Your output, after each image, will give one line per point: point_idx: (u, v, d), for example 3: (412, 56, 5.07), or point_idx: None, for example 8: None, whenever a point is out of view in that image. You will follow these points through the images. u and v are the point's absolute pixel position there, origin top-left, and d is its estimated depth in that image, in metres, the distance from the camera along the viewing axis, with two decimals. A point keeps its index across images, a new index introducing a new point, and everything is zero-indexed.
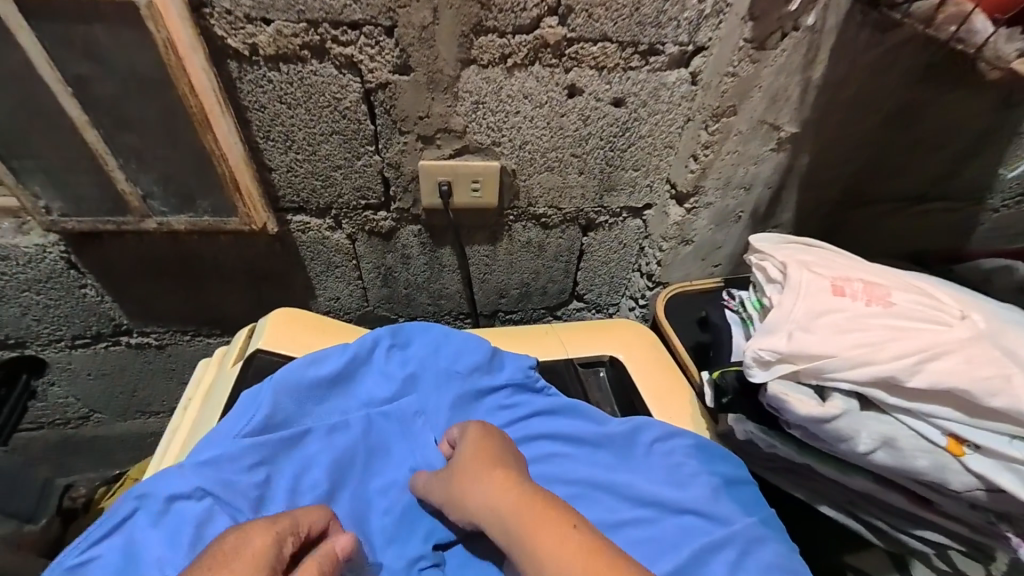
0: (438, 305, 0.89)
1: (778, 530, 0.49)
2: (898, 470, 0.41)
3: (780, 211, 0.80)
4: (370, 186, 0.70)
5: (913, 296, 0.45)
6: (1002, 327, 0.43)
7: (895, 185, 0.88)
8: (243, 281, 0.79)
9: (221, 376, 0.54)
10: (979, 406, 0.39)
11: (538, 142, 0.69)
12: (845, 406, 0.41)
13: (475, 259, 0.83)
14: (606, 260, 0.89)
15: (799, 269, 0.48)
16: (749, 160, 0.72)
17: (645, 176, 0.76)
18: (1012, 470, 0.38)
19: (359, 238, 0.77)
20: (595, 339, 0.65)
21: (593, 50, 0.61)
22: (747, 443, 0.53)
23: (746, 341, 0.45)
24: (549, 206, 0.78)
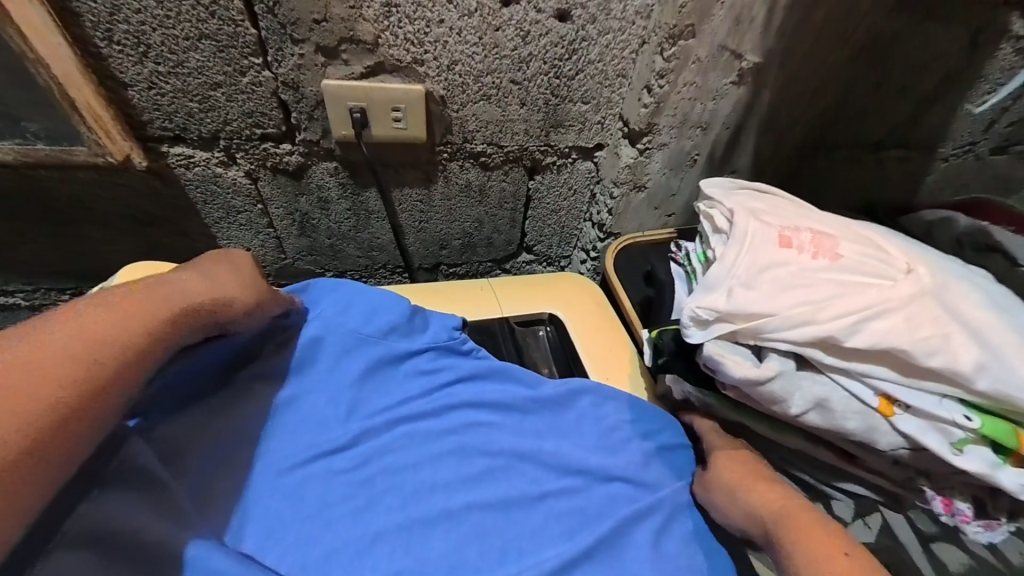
0: (370, 258, 0.80)
1: None
2: (828, 430, 0.39)
3: (738, 155, 0.74)
4: (265, 112, 0.57)
5: (862, 247, 0.41)
6: (947, 282, 0.40)
7: (855, 131, 0.85)
8: (125, 229, 0.67)
9: None
10: (916, 365, 0.36)
11: (470, 63, 0.58)
12: (780, 367, 0.38)
13: (406, 206, 0.73)
14: (556, 208, 0.81)
15: (747, 218, 0.43)
16: (708, 95, 0.64)
17: (596, 111, 0.67)
18: (938, 430, 0.36)
19: (262, 177, 0.65)
20: (534, 296, 0.59)
21: None
22: (684, 403, 0.50)
23: (685, 298, 0.41)
24: (488, 144, 0.68)
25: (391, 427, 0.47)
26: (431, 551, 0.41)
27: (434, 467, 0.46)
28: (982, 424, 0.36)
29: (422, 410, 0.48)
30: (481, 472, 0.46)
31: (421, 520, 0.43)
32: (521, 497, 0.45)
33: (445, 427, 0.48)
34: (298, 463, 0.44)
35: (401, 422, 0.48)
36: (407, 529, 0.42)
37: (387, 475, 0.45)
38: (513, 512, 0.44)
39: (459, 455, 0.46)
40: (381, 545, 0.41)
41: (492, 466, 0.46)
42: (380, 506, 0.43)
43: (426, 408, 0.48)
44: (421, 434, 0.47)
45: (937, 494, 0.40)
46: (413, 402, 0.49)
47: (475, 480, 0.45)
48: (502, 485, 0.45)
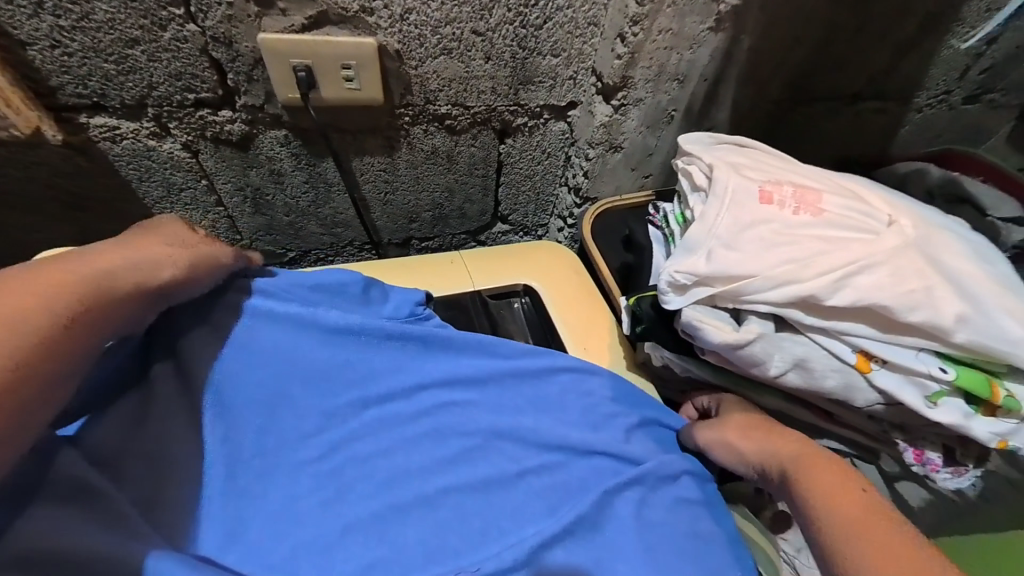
0: (336, 235, 0.75)
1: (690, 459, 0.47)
2: (806, 389, 0.38)
3: (716, 110, 0.71)
4: (196, 73, 0.51)
5: (845, 200, 0.39)
6: (930, 233, 0.38)
7: (835, 81, 0.82)
8: (52, 211, 0.60)
9: None
10: (896, 321, 0.35)
11: (425, 11, 0.52)
12: (760, 330, 0.37)
13: (369, 176, 0.68)
14: (530, 173, 0.77)
15: (727, 173, 0.41)
16: (685, 43, 0.60)
17: (568, 65, 0.63)
18: (915, 384, 0.36)
19: (202, 149, 0.58)
20: (507, 267, 0.56)
21: None
22: (664, 369, 0.49)
23: (662, 262, 0.39)
24: (453, 105, 0.63)
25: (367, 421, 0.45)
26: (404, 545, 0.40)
27: (409, 456, 0.44)
28: (957, 374, 0.35)
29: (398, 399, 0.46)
30: (459, 456, 0.44)
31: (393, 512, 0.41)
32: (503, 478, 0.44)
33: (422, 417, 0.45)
34: (260, 455, 0.43)
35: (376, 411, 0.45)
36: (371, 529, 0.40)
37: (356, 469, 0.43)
38: (492, 492, 0.43)
39: (436, 440, 0.45)
40: (352, 535, 0.40)
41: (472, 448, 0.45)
42: (351, 495, 0.42)
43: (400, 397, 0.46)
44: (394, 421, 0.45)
45: (911, 446, 0.41)
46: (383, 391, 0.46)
47: (452, 469, 0.44)
48: (482, 468, 0.44)
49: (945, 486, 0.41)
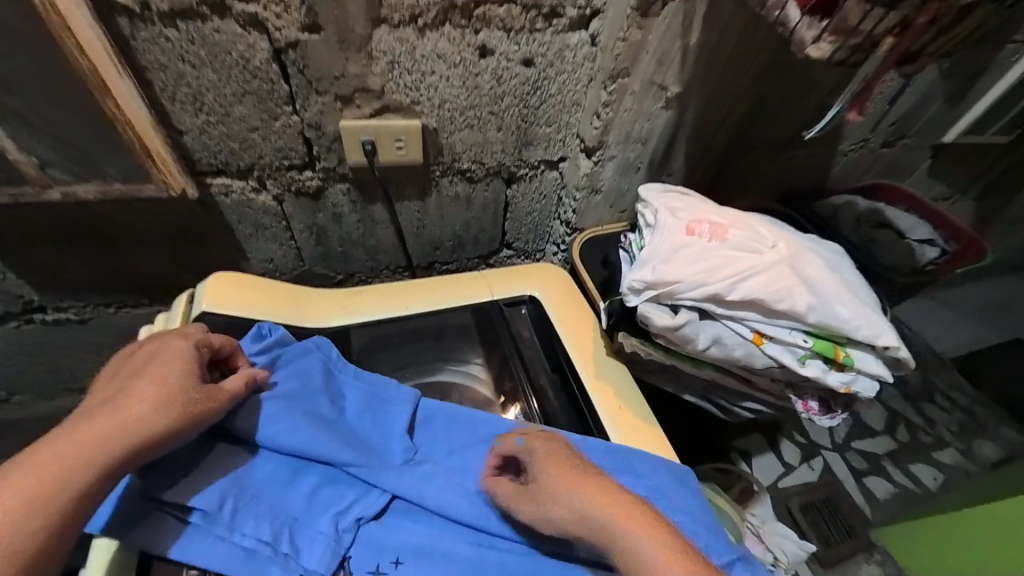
0: (376, 260, 0.94)
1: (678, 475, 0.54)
2: (724, 358, 0.56)
3: (672, 161, 0.92)
4: (292, 147, 0.71)
5: (743, 231, 0.58)
6: (800, 252, 0.56)
7: (771, 135, 1.05)
8: (170, 249, 0.78)
9: None
10: (773, 308, 0.52)
11: (455, 101, 0.73)
12: (688, 317, 0.54)
13: (406, 215, 0.88)
14: (530, 209, 0.98)
15: (665, 215, 0.60)
16: (644, 116, 0.81)
17: (558, 131, 0.84)
18: (790, 351, 0.53)
19: (287, 199, 0.78)
20: (517, 281, 0.73)
21: (500, 12, 0.65)
22: (633, 356, 0.66)
23: (624, 275, 0.57)
24: (472, 161, 0.83)
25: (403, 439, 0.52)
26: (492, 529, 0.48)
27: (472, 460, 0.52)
28: (815, 343, 0.53)
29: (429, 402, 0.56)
30: (521, 447, 0.53)
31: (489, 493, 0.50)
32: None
33: (460, 416, 0.55)
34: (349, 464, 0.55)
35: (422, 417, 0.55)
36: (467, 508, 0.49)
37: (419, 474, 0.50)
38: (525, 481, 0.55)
39: (496, 437, 0.53)
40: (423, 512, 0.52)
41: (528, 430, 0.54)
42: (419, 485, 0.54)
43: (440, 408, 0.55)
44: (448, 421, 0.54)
45: (797, 398, 0.58)
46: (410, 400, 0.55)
47: (514, 462, 0.52)
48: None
49: (824, 425, 0.59)
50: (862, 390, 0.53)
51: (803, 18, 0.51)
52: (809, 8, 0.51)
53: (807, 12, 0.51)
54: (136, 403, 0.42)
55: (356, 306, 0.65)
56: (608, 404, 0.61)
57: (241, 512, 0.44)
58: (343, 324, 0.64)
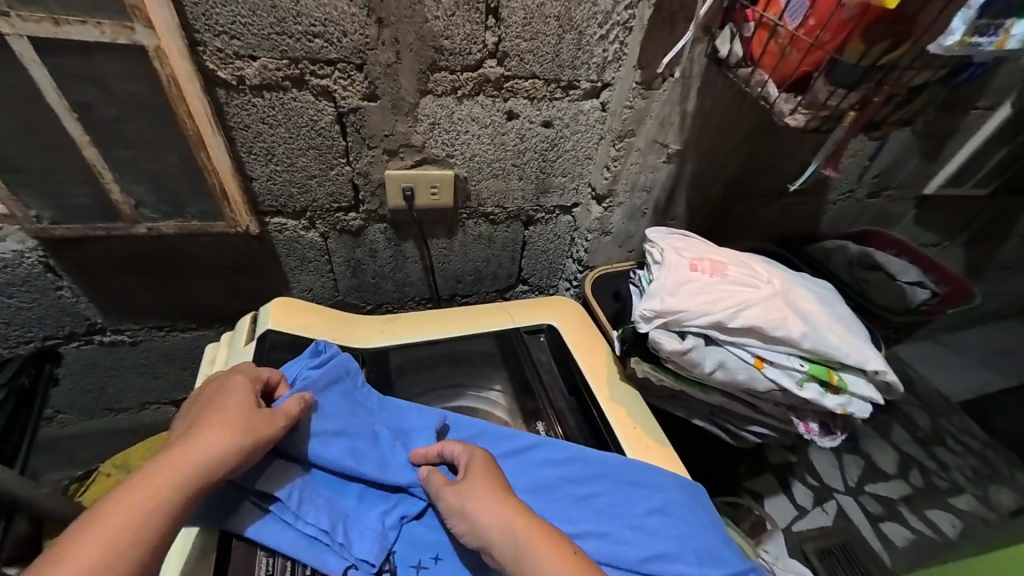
0: (404, 292, 1.03)
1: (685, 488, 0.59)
2: (729, 382, 0.61)
3: (675, 207, 1.02)
4: (342, 192, 0.82)
5: (741, 268, 0.65)
6: (792, 287, 0.63)
7: (765, 186, 1.16)
8: (225, 277, 0.88)
9: (237, 353, 0.63)
10: (770, 335, 0.58)
11: (484, 155, 0.84)
12: (693, 343, 0.60)
13: (434, 251, 0.97)
14: (544, 248, 1.07)
15: (670, 253, 0.68)
16: (649, 169, 0.92)
17: (572, 181, 0.95)
18: (789, 374, 0.58)
19: (331, 236, 0.88)
20: (536, 311, 0.80)
21: (525, 85, 0.78)
22: (644, 381, 0.72)
23: (635, 306, 0.65)
24: (496, 205, 0.94)
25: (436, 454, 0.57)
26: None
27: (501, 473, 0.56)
28: (810, 367, 0.58)
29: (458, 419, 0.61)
30: (546, 461, 0.57)
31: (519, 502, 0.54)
32: (589, 476, 0.56)
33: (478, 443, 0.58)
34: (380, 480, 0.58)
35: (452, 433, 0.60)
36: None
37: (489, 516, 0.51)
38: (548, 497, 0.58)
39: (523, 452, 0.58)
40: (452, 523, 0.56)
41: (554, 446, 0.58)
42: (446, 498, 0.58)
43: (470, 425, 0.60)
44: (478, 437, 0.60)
45: (798, 419, 0.62)
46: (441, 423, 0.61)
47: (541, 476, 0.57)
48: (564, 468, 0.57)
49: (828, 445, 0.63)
50: (858, 412, 0.57)
51: (781, 95, 0.62)
52: (786, 87, 0.61)
53: (784, 91, 0.62)
54: (205, 447, 0.47)
55: (392, 332, 0.73)
56: (624, 426, 0.66)
57: (305, 502, 0.50)
58: (380, 345, 0.71)
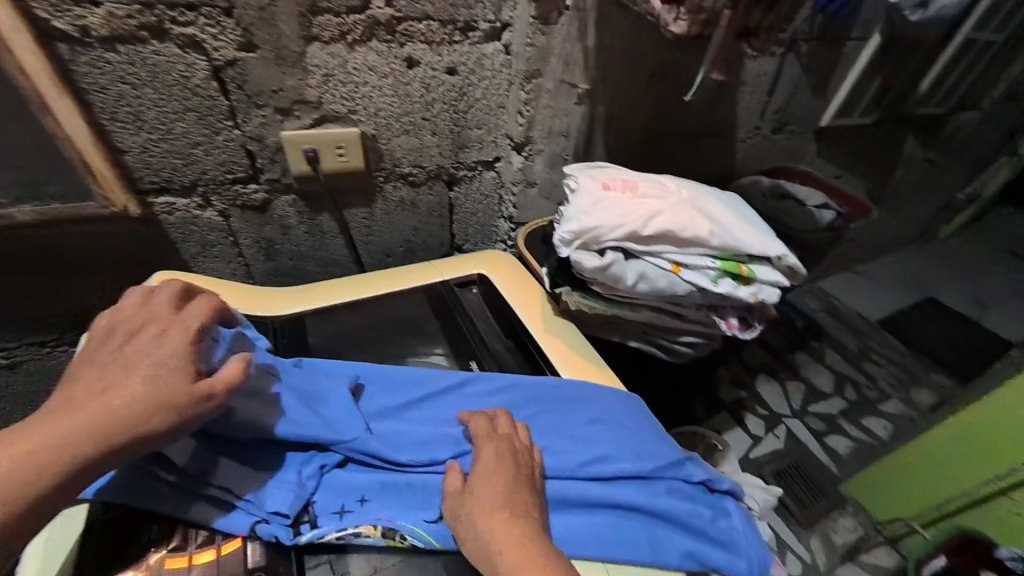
0: (330, 273, 0.96)
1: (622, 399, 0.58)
2: (652, 292, 0.63)
3: (595, 151, 1.03)
4: (236, 161, 0.75)
5: (650, 183, 0.67)
6: (698, 194, 0.66)
7: (680, 129, 1.20)
8: (113, 272, 0.78)
9: None
10: (681, 238, 0.61)
11: (390, 109, 0.81)
12: (614, 258, 0.61)
13: (354, 223, 0.91)
14: (474, 210, 1.05)
15: (583, 177, 0.68)
16: (562, 112, 0.92)
17: (488, 133, 0.93)
18: (704, 274, 0.61)
19: (233, 214, 0.80)
20: (465, 264, 0.78)
21: (420, 28, 0.75)
22: (579, 313, 0.71)
23: (554, 230, 0.64)
24: (413, 165, 0.90)
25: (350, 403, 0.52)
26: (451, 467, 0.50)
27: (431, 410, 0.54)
28: (721, 264, 0.61)
29: (381, 366, 0.56)
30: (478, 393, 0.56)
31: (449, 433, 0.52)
32: (522, 399, 0.56)
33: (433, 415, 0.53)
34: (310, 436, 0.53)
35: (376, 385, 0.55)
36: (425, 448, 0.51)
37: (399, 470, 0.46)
38: None
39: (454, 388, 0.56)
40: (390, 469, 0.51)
41: (484, 378, 0.57)
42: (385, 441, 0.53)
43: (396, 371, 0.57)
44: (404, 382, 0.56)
45: (721, 320, 0.65)
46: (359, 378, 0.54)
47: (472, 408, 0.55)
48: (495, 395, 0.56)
49: (743, 336, 0.65)
50: (767, 299, 0.61)
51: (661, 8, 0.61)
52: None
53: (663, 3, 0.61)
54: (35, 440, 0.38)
55: (306, 297, 0.67)
56: (559, 354, 0.65)
57: (197, 459, 0.46)
58: (294, 312, 0.65)
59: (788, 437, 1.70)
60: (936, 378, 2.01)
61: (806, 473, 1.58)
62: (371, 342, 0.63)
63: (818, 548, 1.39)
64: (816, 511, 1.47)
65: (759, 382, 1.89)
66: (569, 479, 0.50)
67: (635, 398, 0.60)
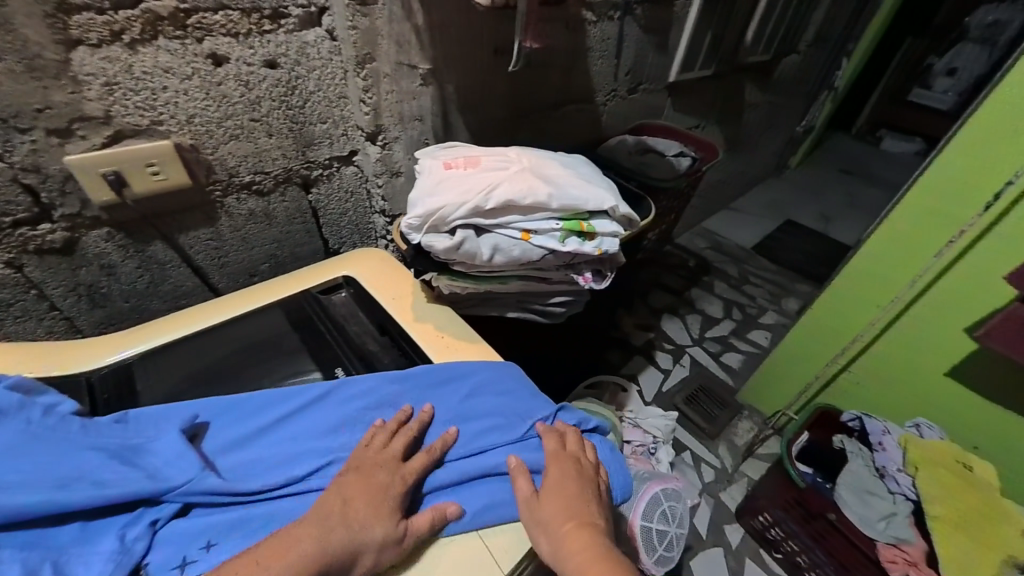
0: (183, 306, 0.86)
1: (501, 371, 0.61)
2: (509, 261, 0.66)
3: (456, 132, 1.03)
4: (11, 200, 0.62)
5: (492, 157, 0.69)
6: (538, 162, 0.69)
7: (540, 98, 1.24)
8: None
9: None
10: (524, 206, 0.64)
11: (205, 114, 0.72)
12: (464, 235, 0.63)
13: (198, 247, 0.82)
14: (342, 210, 1.00)
15: (427, 160, 0.69)
16: (409, 96, 0.89)
17: (336, 127, 0.88)
18: (551, 236, 0.65)
19: (27, 263, 0.67)
20: (329, 268, 0.75)
21: (217, 19, 0.67)
22: (452, 296, 0.73)
23: (403, 218, 0.65)
24: (255, 173, 0.82)
25: (184, 444, 0.45)
26: (315, 482, 0.46)
27: (289, 433, 0.50)
28: (565, 224, 0.65)
29: (226, 398, 0.51)
30: (342, 401, 0.53)
31: (310, 450, 0.49)
32: (393, 395, 0.55)
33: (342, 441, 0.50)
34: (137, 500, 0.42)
35: (223, 416, 0.50)
36: (284, 472, 0.46)
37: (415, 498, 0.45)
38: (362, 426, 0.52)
39: (317, 401, 0.53)
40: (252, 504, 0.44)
41: (349, 384, 0.55)
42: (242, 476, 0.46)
43: (246, 398, 0.51)
44: (256, 408, 0.51)
45: (578, 276, 0.70)
46: (200, 417, 0.49)
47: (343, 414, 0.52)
48: (361, 399, 0.53)
49: (600, 287, 0.72)
50: (610, 248, 0.67)
51: None
52: None
53: None
54: None
55: (138, 339, 0.60)
56: (431, 339, 0.66)
57: None
58: (124, 358, 0.58)
59: (692, 364, 1.92)
60: (798, 286, 2.38)
61: (710, 391, 1.79)
62: (226, 373, 0.59)
63: (725, 452, 1.61)
64: (721, 421, 1.69)
65: (663, 321, 2.09)
66: (466, 458, 0.51)
67: (507, 364, 0.63)
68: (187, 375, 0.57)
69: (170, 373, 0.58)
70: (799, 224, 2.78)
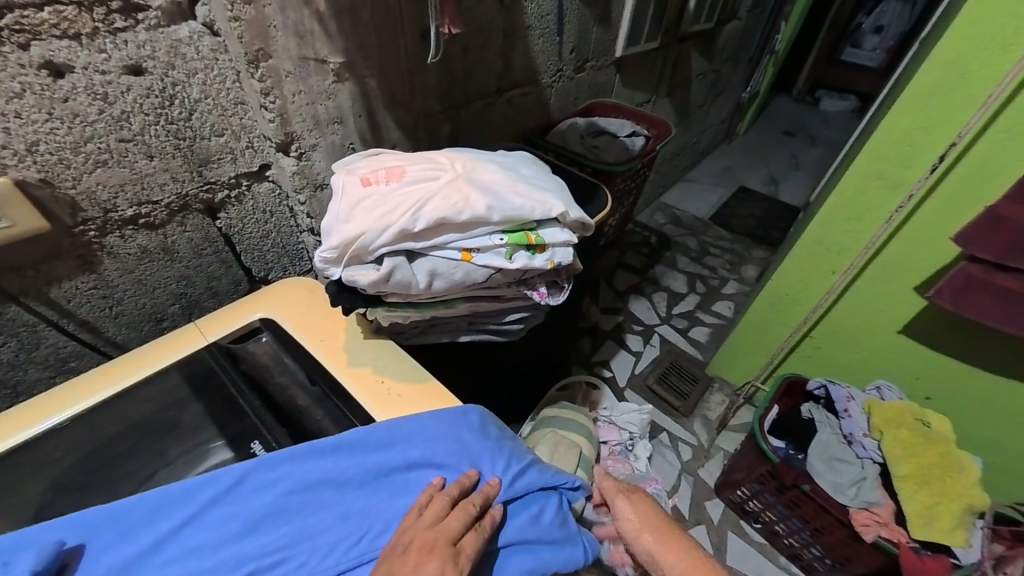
0: (75, 369, 0.73)
1: (455, 417, 0.52)
2: (451, 286, 0.57)
3: (385, 132, 0.92)
4: None
5: (419, 166, 0.60)
6: (472, 167, 0.60)
7: (477, 84, 1.13)
8: None
9: None
10: (460, 222, 0.55)
11: (54, 138, 0.58)
12: (393, 264, 0.54)
13: (78, 298, 0.68)
14: (264, 232, 0.88)
15: (340, 177, 0.58)
16: (322, 96, 0.77)
17: (237, 139, 0.75)
18: (496, 252, 0.57)
19: None
20: (244, 311, 0.64)
21: (44, 16, 0.52)
22: (392, 326, 0.64)
23: (316, 250, 0.54)
24: (139, 204, 0.68)
25: None
26: None
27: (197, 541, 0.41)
28: (510, 237, 0.57)
29: (105, 510, 0.40)
30: (261, 486, 0.44)
31: (225, 560, 0.40)
32: (324, 472, 0.45)
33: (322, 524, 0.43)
34: None
35: (102, 538, 0.39)
36: None
37: (438, 567, 0.40)
38: (294, 515, 0.43)
39: (228, 492, 0.43)
40: None
41: (268, 463, 0.45)
42: None
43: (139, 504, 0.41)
44: (148, 515, 0.41)
45: (531, 290, 0.63)
46: (71, 540, 0.39)
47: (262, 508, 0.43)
48: (285, 480, 0.44)
49: (557, 301, 0.65)
50: (564, 259, 0.60)
51: None
52: None
53: None
54: None
55: None
56: (367, 386, 0.57)
57: None
58: None
59: (661, 343, 1.92)
60: (754, 251, 2.43)
61: (681, 368, 1.80)
62: (117, 464, 0.48)
63: (700, 428, 1.63)
64: (694, 398, 1.70)
65: (630, 302, 2.08)
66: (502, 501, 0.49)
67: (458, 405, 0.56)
68: (64, 476, 0.47)
69: (38, 474, 0.47)
70: (751, 190, 2.83)
